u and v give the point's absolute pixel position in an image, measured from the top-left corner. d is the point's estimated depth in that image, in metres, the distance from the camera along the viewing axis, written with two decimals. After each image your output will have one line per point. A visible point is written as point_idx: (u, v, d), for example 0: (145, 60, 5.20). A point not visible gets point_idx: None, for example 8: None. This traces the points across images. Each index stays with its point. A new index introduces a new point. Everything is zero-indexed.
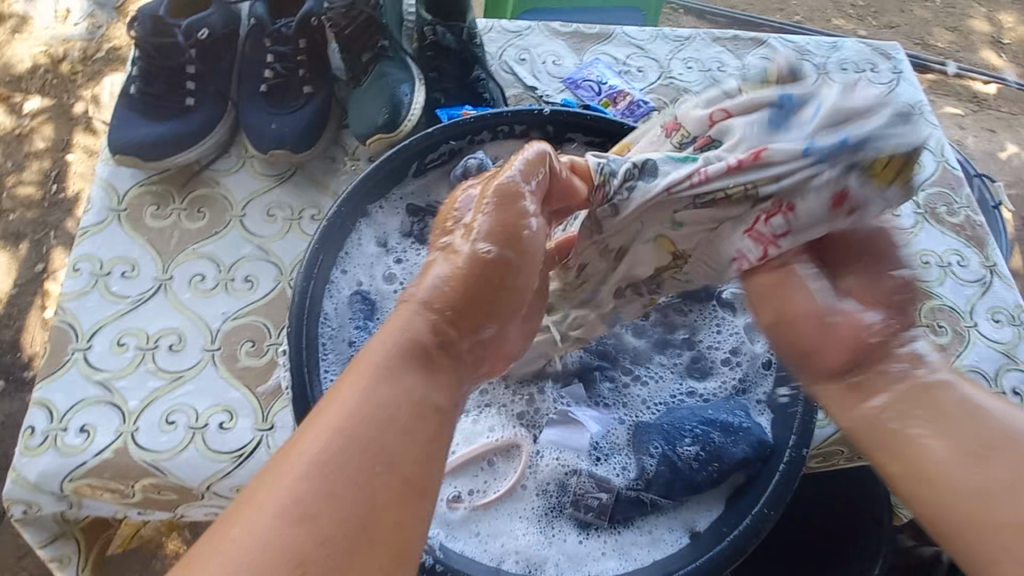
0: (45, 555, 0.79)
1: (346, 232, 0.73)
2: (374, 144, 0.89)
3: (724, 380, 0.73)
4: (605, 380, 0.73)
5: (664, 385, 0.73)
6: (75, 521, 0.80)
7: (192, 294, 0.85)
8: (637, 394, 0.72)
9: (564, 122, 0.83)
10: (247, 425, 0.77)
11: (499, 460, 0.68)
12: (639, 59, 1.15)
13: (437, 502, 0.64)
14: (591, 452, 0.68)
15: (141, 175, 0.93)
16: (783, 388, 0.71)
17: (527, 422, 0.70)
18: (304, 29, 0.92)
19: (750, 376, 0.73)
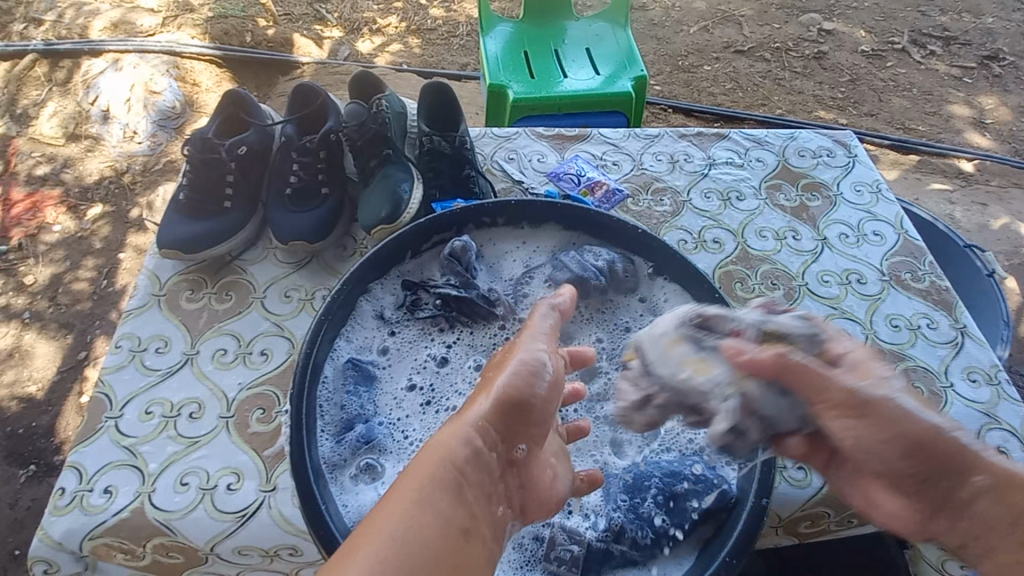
0: None
1: (346, 306, 0.84)
2: (377, 234, 1.03)
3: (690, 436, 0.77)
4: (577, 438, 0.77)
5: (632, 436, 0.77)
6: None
7: (214, 365, 0.96)
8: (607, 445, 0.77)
9: (540, 208, 0.96)
10: (252, 486, 0.84)
11: None
12: (614, 155, 1.31)
13: None
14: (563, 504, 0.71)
15: (181, 266, 1.08)
16: None
17: None
18: (324, 142, 1.11)
19: None
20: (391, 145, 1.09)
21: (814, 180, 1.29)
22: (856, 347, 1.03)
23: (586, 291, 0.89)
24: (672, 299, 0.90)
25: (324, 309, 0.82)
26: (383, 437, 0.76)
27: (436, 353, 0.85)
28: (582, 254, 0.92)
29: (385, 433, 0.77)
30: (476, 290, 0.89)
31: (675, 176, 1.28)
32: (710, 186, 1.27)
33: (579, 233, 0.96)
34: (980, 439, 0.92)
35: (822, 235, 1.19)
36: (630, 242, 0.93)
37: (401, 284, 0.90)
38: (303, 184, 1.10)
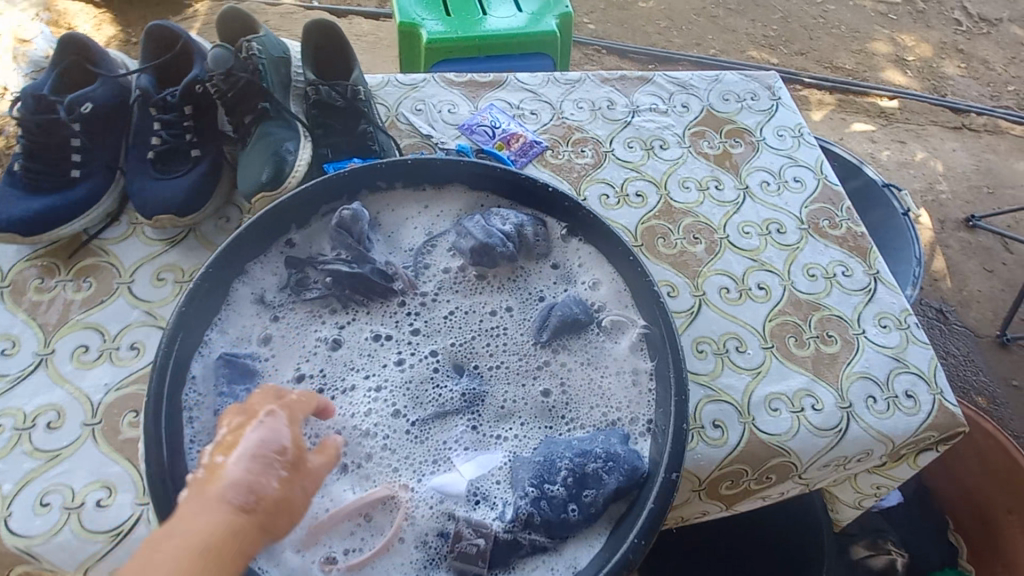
0: None
1: (215, 292, 0.73)
2: (260, 203, 0.91)
3: (600, 409, 0.73)
4: (485, 419, 0.72)
5: (543, 416, 0.73)
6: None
7: (74, 365, 0.83)
8: (518, 426, 0.72)
9: (441, 167, 0.86)
10: (126, 500, 0.74)
11: (376, 514, 0.65)
12: (532, 103, 1.21)
13: (309, 563, 0.62)
14: (469, 496, 0.66)
15: (27, 251, 0.92)
16: (657, 412, 0.72)
17: (405, 469, 0.68)
18: (189, 96, 0.95)
19: (632, 405, 0.74)
20: (267, 99, 0.94)
21: (739, 125, 1.24)
22: (774, 299, 1.02)
23: (494, 259, 0.81)
24: (586, 262, 0.84)
25: (186, 297, 0.70)
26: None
27: (326, 338, 0.76)
28: (489, 217, 0.83)
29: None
30: (371, 264, 0.79)
31: (597, 125, 1.20)
32: (632, 135, 1.19)
33: (488, 194, 0.88)
34: (888, 384, 0.94)
35: (744, 184, 1.16)
36: (540, 202, 0.85)
37: (284, 262, 0.79)
38: (168, 146, 0.95)
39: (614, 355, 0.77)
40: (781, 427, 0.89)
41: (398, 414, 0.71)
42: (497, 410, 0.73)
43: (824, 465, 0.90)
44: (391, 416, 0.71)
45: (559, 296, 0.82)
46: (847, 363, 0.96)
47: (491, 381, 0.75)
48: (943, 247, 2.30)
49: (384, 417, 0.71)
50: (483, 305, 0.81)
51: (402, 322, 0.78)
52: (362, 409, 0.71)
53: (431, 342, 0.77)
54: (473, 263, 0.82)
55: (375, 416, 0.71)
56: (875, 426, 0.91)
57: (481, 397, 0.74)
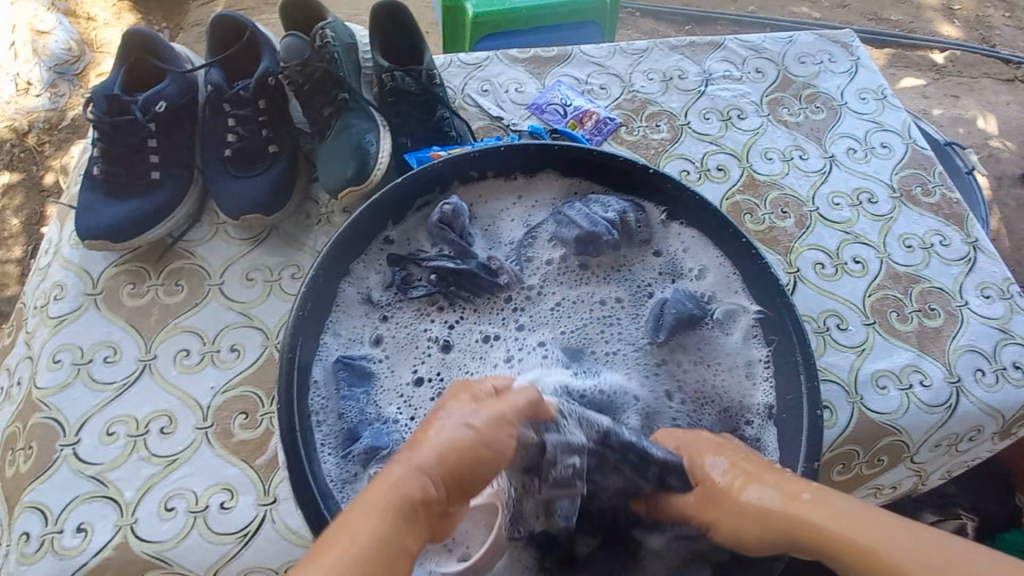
0: None
1: (326, 295, 0.72)
2: (346, 198, 0.88)
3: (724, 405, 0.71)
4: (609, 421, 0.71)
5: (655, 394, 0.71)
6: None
7: (178, 370, 0.83)
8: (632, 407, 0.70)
9: (533, 154, 0.83)
10: (248, 502, 0.75)
11: None
12: (600, 77, 1.16)
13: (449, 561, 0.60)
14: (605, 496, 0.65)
15: (114, 256, 0.91)
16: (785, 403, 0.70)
17: None
18: (262, 89, 0.92)
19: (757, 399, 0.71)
20: (345, 89, 0.91)
21: (818, 90, 1.18)
22: (871, 273, 0.98)
23: (598, 248, 0.79)
24: (693, 247, 0.81)
25: (301, 300, 0.70)
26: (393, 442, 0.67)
27: (437, 338, 0.74)
28: (589, 205, 0.81)
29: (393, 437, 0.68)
30: (474, 259, 0.78)
31: (669, 97, 1.15)
32: (708, 106, 1.14)
33: (586, 180, 0.85)
34: (997, 357, 0.91)
35: (829, 152, 1.11)
36: (639, 185, 0.82)
37: (386, 259, 0.77)
38: (244, 142, 0.92)
39: (732, 348, 0.74)
40: (891, 406, 0.86)
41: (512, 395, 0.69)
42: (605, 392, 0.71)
43: (934, 444, 0.88)
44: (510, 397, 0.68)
45: (668, 288, 0.79)
46: (952, 337, 0.93)
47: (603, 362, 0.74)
48: (1000, 206, 2.21)
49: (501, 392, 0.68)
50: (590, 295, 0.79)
51: (510, 318, 0.77)
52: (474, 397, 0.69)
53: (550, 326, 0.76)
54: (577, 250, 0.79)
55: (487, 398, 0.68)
56: (986, 401, 0.88)
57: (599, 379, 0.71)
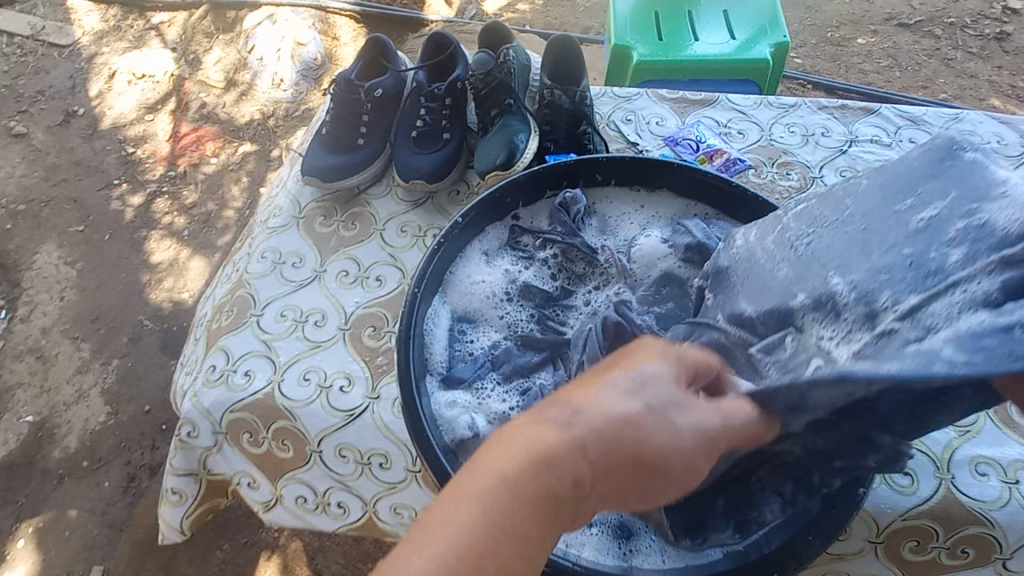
0: (172, 485, 0.95)
1: (460, 241, 0.91)
2: (491, 179, 1.07)
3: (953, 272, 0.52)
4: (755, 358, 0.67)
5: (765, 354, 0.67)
6: (209, 469, 0.96)
7: (338, 284, 1.08)
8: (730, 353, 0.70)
9: (661, 172, 0.95)
10: (360, 391, 0.95)
11: None
12: (740, 123, 1.24)
13: None
14: None
15: (317, 194, 1.21)
16: None
17: None
18: (451, 91, 1.18)
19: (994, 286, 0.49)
20: (512, 95, 1.13)
21: None
22: None
23: (704, 259, 0.85)
24: None
25: (445, 236, 0.89)
26: (481, 370, 0.85)
27: (533, 310, 0.91)
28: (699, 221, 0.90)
29: (483, 364, 0.86)
30: (582, 238, 0.92)
31: (807, 150, 1.19)
32: (846, 165, 1.16)
33: (701, 203, 0.94)
34: None
35: None
36: (758, 216, 0.89)
37: (509, 230, 0.96)
38: (428, 127, 1.17)
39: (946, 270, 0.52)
40: (988, 495, 0.80)
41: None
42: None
43: None
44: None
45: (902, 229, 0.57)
46: None
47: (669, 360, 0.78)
48: None
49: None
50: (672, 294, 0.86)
51: (595, 299, 0.90)
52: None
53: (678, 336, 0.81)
54: (679, 256, 0.87)
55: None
56: None
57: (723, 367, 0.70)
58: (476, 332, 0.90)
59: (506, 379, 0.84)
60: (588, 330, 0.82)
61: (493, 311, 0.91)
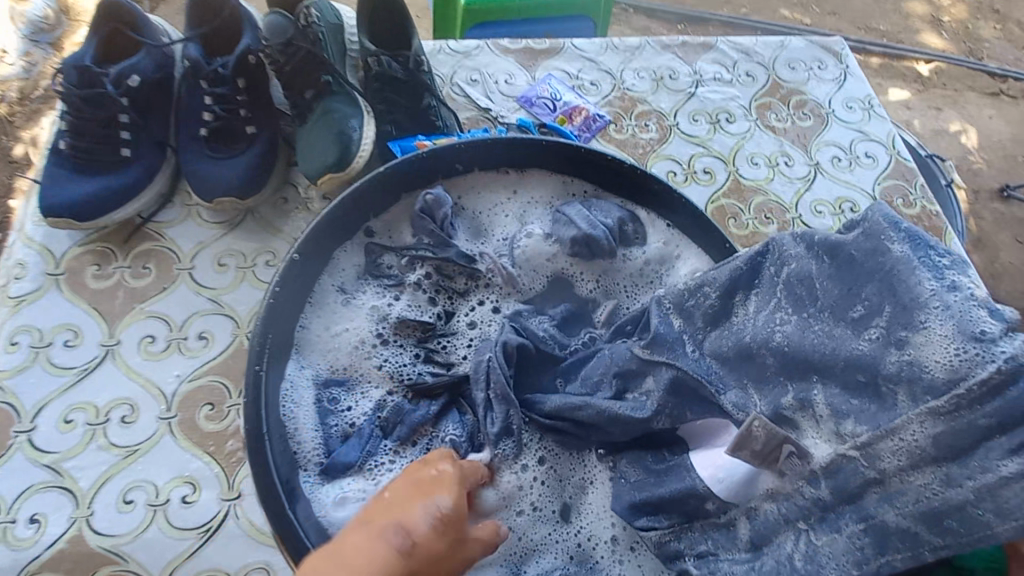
0: None
1: (301, 282, 0.73)
2: (325, 184, 0.87)
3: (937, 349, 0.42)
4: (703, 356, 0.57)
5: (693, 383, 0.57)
6: None
7: (142, 357, 0.81)
8: (644, 378, 0.61)
9: (529, 153, 0.83)
10: (211, 496, 0.73)
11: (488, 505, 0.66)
12: (591, 72, 1.14)
13: None
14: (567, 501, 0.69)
15: (79, 236, 0.88)
16: None
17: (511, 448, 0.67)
18: (242, 68, 0.88)
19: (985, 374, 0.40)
20: (329, 71, 0.89)
21: (806, 97, 1.18)
22: None
23: (594, 252, 0.77)
24: (680, 251, 0.81)
25: (279, 282, 0.72)
26: (371, 445, 0.69)
27: (416, 345, 0.74)
28: (579, 206, 0.80)
29: (372, 434, 0.70)
30: (453, 247, 0.77)
31: (661, 96, 1.14)
32: (697, 107, 1.14)
33: (578, 179, 0.84)
34: None
35: (815, 160, 1.11)
36: (634, 189, 0.83)
37: (366, 250, 0.78)
38: (221, 123, 0.89)
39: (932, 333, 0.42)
40: None
41: (706, 505, 0.57)
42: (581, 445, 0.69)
43: None
44: (723, 530, 0.57)
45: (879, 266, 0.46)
46: None
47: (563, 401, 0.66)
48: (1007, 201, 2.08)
49: (719, 514, 0.57)
50: (568, 299, 0.79)
51: (492, 318, 0.76)
52: (737, 553, 0.55)
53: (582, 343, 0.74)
54: (567, 252, 0.78)
55: (768, 529, 0.53)
56: None
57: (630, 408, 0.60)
58: (353, 394, 0.72)
59: (403, 446, 0.69)
60: (486, 360, 0.69)
61: (368, 362, 0.74)
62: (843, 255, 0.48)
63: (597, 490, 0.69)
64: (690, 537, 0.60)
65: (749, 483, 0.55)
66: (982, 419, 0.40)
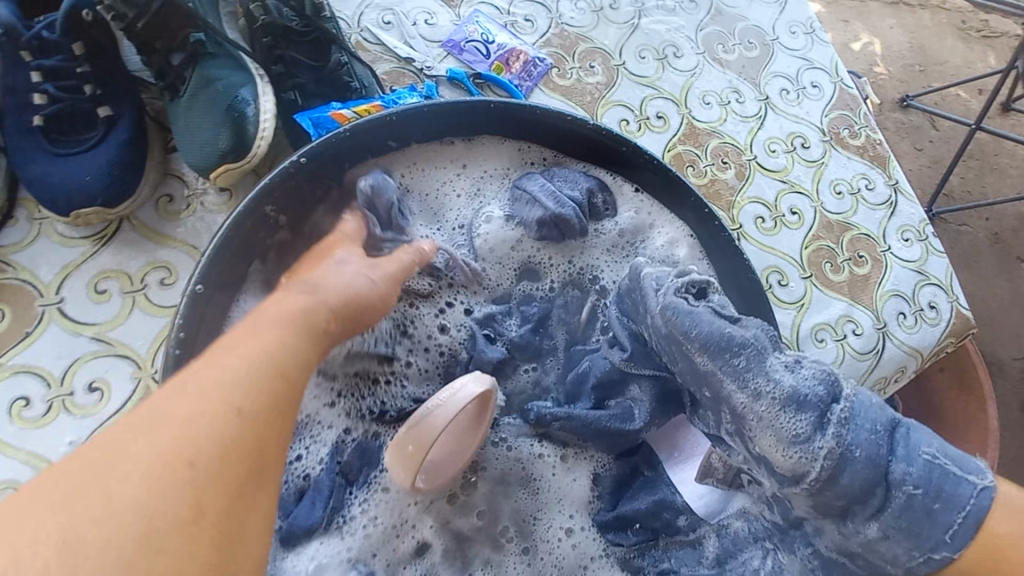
0: None
1: (214, 318, 0.58)
2: (223, 177, 0.69)
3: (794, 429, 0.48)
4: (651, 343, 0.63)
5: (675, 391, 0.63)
6: None
7: (17, 425, 0.66)
8: (628, 387, 0.64)
9: (475, 119, 0.70)
10: None
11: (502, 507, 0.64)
12: (523, 5, 0.99)
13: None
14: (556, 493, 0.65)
15: None
16: None
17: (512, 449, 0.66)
18: (76, 31, 0.70)
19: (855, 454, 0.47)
20: (198, 27, 0.69)
21: (750, 22, 1.10)
22: (807, 224, 0.98)
23: (564, 233, 0.69)
24: (649, 216, 0.74)
25: (187, 304, 0.56)
26: (337, 500, 0.60)
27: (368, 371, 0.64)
28: (544, 178, 0.70)
29: (334, 486, 0.60)
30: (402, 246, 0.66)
31: (603, 31, 1.01)
32: (643, 42, 1.02)
33: (535, 144, 0.73)
34: (915, 299, 0.97)
35: (764, 94, 1.05)
36: (598, 153, 0.73)
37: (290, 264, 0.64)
38: (62, 107, 0.69)
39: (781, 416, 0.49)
40: (829, 357, 0.91)
41: (679, 519, 0.62)
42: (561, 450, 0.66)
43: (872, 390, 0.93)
44: (690, 546, 0.61)
45: (707, 357, 0.52)
46: (878, 283, 0.97)
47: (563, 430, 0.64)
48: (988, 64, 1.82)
49: (689, 530, 0.62)
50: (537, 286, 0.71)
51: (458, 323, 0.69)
52: (699, 568, 0.59)
53: (566, 340, 0.70)
54: (533, 235, 0.70)
55: (735, 547, 0.59)
56: (907, 342, 0.94)
57: (617, 419, 0.63)
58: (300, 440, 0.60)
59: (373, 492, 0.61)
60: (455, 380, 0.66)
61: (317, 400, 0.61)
62: (675, 340, 0.54)
63: (572, 482, 0.65)
64: (655, 554, 0.62)
65: (724, 501, 0.63)
66: (837, 500, 0.48)
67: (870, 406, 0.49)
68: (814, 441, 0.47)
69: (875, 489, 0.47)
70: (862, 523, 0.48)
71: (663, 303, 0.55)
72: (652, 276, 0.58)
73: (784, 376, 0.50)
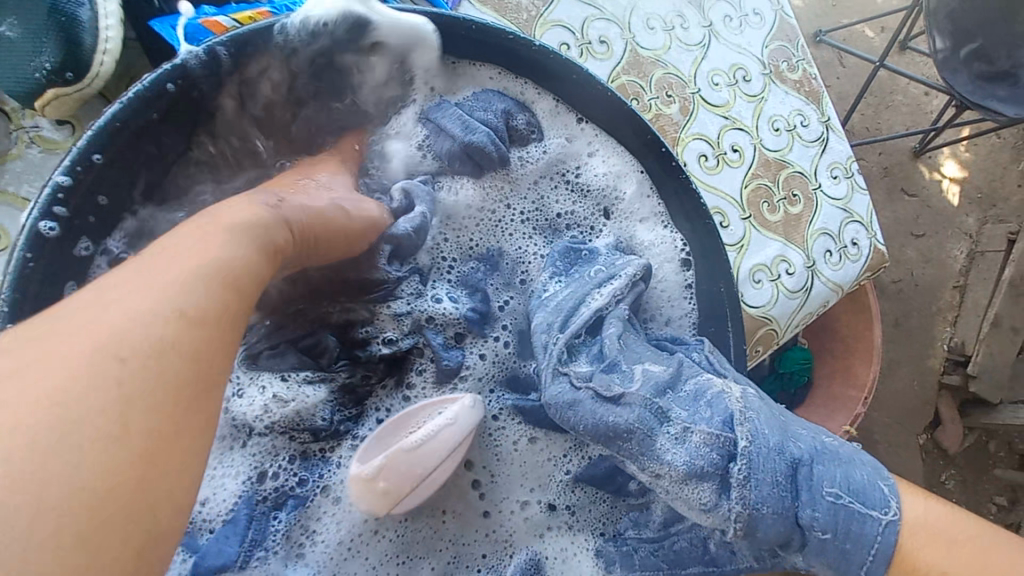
0: None
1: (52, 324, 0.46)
2: (57, 107, 0.53)
3: (690, 500, 0.46)
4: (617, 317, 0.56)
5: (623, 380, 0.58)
6: None
7: None
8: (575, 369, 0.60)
9: (360, 30, 0.56)
10: None
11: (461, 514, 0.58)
12: None
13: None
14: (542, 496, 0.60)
15: None
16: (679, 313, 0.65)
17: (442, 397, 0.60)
18: None
19: (765, 514, 0.43)
20: None
21: None
22: (747, 161, 0.96)
23: (480, 165, 0.64)
24: (589, 145, 0.66)
25: (13, 285, 0.41)
26: (262, 540, 0.53)
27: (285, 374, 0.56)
28: (454, 105, 0.63)
29: (252, 517, 0.53)
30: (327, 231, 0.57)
31: None
32: None
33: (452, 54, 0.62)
34: (841, 236, 0.99)
35: (708, 21, 0.98)
36: (529, 68, 0.62)
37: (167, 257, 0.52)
38: None
39: (669, 470, 0.46)
40: (764, 298, 0.92)
41: (629, 482, 0.58)
42: (522, 431, 0.61)
43: (798, 327, 0.96)
44: (638, 510, 0.58)
45: (594, 424, 0.49)
46: (810, 221, 0.98)
47: (477, 368, 0.61)
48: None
49: (639, 494, 0.58)
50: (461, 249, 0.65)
51: (400, 312, 0.60)
52: (646, 531, 0.56)
53: (503, 304, 0.63)
54: (449, 167, 0.65)
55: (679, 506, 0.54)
56: (832, 279, 0.97)
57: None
58: (206, 482, 0.53)
59: (304, 518, 0.54)
60: (413, 360, 0.61)
61: (227, 439, 0.55)
62: (563, 406, 0.51)
63: (545, 465, 0.60)
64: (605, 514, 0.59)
65: None
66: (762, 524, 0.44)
67: (769, 450, 0.44)
68: (721, 505, 0.44)
69: (790, 537, 0.44)
70: (792, 554, 0.46)
71: (546, 394, 0.52)
72: (541, 334, 0.56)
73: (681, 457, 0.46)
